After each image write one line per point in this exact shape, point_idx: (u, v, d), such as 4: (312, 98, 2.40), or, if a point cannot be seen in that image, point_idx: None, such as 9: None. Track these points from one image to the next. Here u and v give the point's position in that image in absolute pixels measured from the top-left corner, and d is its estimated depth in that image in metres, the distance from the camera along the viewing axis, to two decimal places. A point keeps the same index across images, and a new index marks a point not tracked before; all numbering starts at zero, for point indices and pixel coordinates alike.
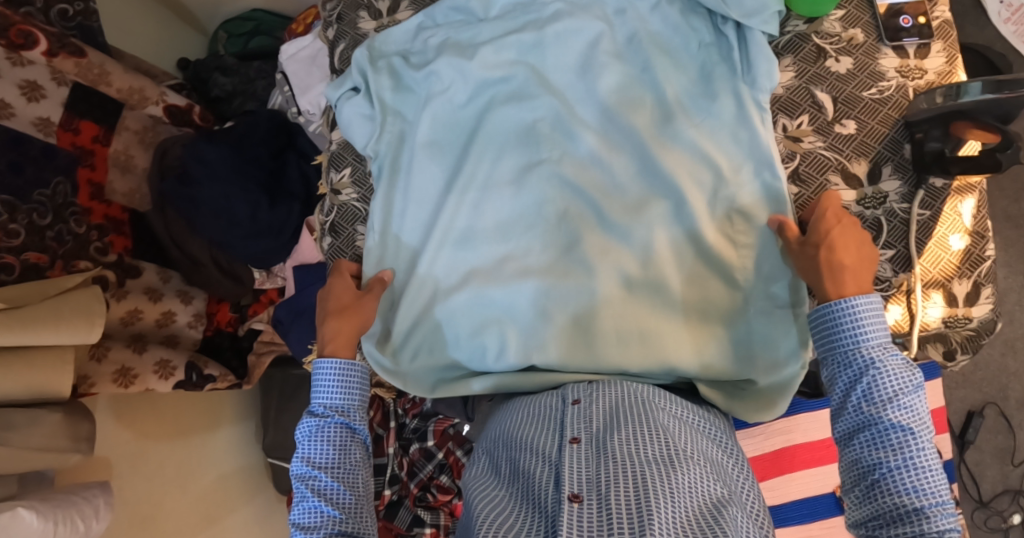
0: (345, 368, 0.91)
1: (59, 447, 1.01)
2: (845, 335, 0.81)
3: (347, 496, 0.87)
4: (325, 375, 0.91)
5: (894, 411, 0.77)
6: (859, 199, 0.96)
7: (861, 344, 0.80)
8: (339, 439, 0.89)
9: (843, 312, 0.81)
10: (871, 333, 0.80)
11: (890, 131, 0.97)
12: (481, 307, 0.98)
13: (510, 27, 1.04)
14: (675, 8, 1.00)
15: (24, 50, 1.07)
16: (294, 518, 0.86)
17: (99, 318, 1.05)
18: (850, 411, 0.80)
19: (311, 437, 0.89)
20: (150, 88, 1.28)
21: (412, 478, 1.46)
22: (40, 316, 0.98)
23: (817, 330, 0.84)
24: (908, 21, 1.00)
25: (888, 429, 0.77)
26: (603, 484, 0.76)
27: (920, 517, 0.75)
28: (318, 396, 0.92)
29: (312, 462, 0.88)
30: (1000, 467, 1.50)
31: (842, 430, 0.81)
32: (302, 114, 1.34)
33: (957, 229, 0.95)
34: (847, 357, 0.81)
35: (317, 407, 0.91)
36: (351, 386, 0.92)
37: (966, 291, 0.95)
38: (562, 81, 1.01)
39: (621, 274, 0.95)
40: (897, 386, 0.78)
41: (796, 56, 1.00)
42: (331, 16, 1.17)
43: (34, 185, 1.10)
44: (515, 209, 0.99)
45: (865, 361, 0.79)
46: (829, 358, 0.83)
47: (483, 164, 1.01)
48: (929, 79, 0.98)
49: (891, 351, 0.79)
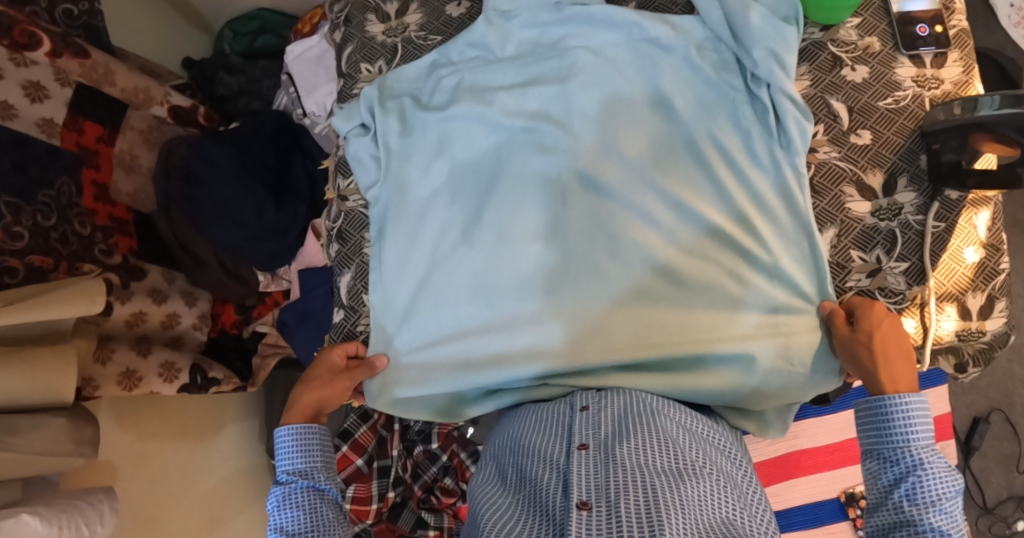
0: (302, 432, 0.93)
1: (62, 450, 1.00)
2: (895, 432, 0.81)
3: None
4: (284, 443, 0.93)
5: (935, 517, 0.76)
6: (874, 210, 0.95)
7: (907, 443, 0.80)
8: (309, 502, 0.90)
9: (893, 409, 0.81)
10: (919, 434, 0.80)
11: (906, 142, 0.95)
12: (495, 362, 0.96)
13: (529, 75, 1.03)
14: (707, 63, 0.99)
15: (26, 50, 1.05)
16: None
17: (100, 296, 1.03)
18: (889, 507, 0.80)
19: (281, 504, 0.90)
20: (155, 88, 1.28)
21: (416, 480, 1.45)
22: (39, 300, 0.96)
23: (865, 421, 0.84)
24: (925, 29, 0.98)
25: (927, 533, 0.76)
26: (613, 492, 0.75)
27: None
28: (281, 463, 0.93)
29: (283, 530, 0.88)
30: (1004, 474, 1.50)
31: (880, 522, 0.81)
32: (308, 115, 1.33)
33: (971, 241, 0.94)
34: (895, 454, 0.81)
35: (282, 475, 0.92)
36: (310, 448, 0.93)
37: (980, 304, 0.94)
38: (586, 131, 0.99)
39: (645, 332, 0.93)
40: (940, 491, 0.77)
41: (812, 64, 0.99)
42: (339, 18, 1.16)
43: (39, 186, 1.08)
44: (537, 262, 0.97)
45: (913, 461, 0.79)
46: (875, 451, 0.83)
47: (503, 214, 0.99)
48: (946, 88, 0.97)
49: (940, 455, 0.79)
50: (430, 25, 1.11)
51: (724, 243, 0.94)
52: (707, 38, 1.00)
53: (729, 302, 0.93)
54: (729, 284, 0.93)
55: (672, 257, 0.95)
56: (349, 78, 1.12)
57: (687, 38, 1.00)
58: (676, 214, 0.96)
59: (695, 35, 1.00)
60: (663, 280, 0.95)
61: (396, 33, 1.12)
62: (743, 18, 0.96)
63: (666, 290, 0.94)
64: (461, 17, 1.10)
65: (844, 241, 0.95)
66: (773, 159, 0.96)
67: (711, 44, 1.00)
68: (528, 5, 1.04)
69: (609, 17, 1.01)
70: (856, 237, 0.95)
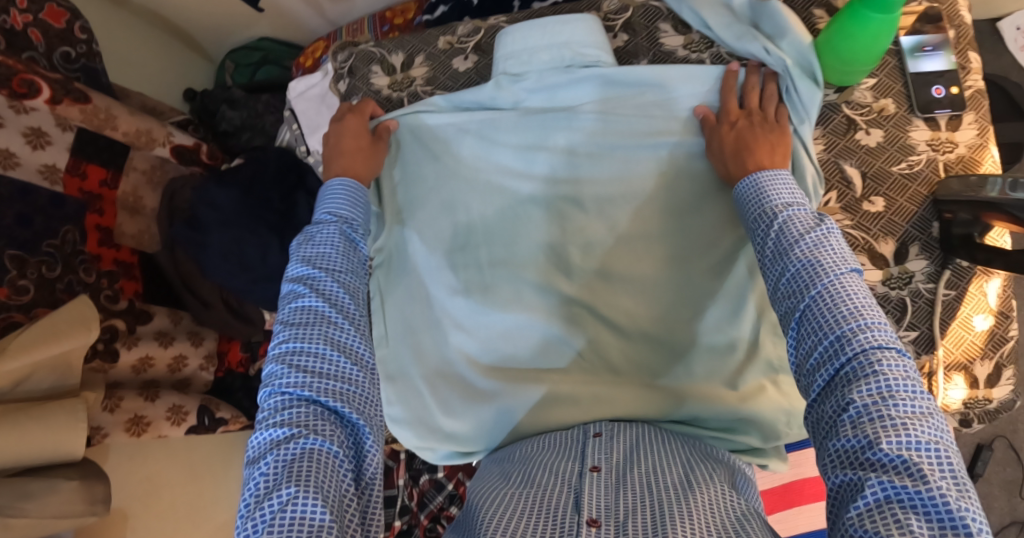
0: (357, 189, 0.96)
1: (75, 511, 1.01)
2: (756, 200, 0.79)
3: (350, 304, 0.83)
4: (339, 190, 0.94)
5: (799, 251, 0.71)
6: (885, 278, 0.95)
7: (768, 204, 0.78)
8: (345, 249, 0.88)
9: (748, 185, 0.81)
10: (778, 193, 0.78)
11: (919, 209, 0.95)
12: (497, 419, 0.95)
13: (538, 131, 1.03)
14: None
15: (26, 99, 1.05)
16: (285, 314, 0.81)
17: (93, 324, 1.04)
18: (766, 263, 0.75)
19: (313, 240, 0.88)
20: (156, 129, 1.25)
21: (423, 509, 1.37)
22: (31, 337, 0.97)
23: (739, 205, 0.83)
24: (940, 91, 0.97)
25: (795, 267, 0.70)
26: (623, 512, 0.75)
27: (841, 341, 0.65)
28: (329, 204, 0.93)
29: (309, 265, 0.85)
30: (1008, 499, 1.48)
31: (768, 284, 0.74)
32: (312, 154, 1.28)
33: (982, 309, 0.93)
34: (758, 219, 0.78)
35: (325, 214, 0.92)
36: (358, 204, 0.95)
37: (988, 372, 0.94)
38: (592, 197, 0.99)
39: (650, 394, 0.92)
40: (804, 227, 0.73)
41: (826, 127, 0.98)
42: (343, 68, 1.15)
43: (43, 236, 1.07)
44: (540, 329, 0.97)
45: (774, 218, 0.76)
46: (750, 233, 0.80)
47: (506, 277, 1.00)
48: (960, 153, 0.96)
49: (797, 205, 0.75)
50: (437, 79, 1.10)
51: (726, 311, 0.94)
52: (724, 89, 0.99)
53: (732, 367, 0.92)
54: (735, 353, 0.93)
55: (678, 328, 0.95)
56: None
57: (701, 95, 0.99)
58: (682, 274, 0.96)
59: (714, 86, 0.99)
60: (671, 354, 0.95)
61: (402, 87, 1.11)
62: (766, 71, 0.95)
63: (669, 360, 0.95)
64: (467, 72, 1.10)
65: None
66: None
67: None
68: (540, 66, 1.04)
69: (627, 77, 1.01)
70: None
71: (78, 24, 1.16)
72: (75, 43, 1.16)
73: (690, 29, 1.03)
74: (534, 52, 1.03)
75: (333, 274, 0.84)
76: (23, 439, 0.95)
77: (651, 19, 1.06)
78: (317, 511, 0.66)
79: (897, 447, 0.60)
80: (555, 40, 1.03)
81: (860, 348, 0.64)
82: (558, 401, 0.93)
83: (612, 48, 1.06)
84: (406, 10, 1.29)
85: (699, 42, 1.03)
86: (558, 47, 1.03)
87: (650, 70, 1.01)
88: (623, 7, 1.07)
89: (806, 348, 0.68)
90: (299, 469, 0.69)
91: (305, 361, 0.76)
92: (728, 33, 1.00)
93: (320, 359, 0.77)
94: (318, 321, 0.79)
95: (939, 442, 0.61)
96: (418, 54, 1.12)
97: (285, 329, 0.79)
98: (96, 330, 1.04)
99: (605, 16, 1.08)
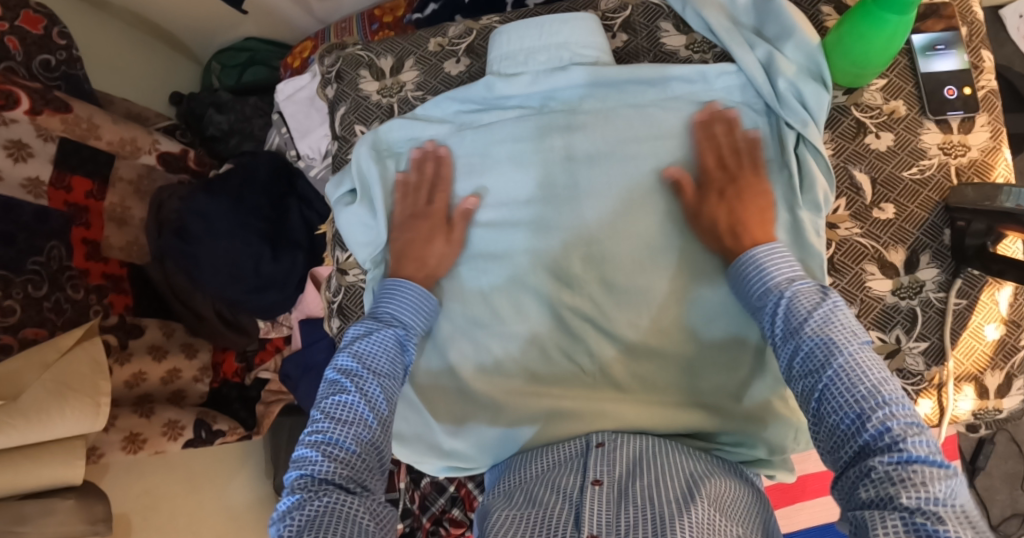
0: (424, 297, 0.93)
1: (74, 532, 0.98)
2: (762, 277, 0.80)
3: (387, 408, 0.81)
4: (406, 292, 0.92)
5: (812, 327, 0.71)
6: (895, 288, 0.92)
7: (771, 280, 0.79)
8: (393, 349, 0.86)
9: (749, 261, 0.81)
10: (781, 269, 0.79)
11: (930, 216, 0.92)
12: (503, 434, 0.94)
13: (536, 131, 0.99)
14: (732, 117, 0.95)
15: (5, 111, 1.01)
16: (324, 406, 0.80)
17: (104, 396, 1.01)
18: (776, 336, 0.75)
19: (369, 336, 0.86)
20: (142, 137, 1.22)
21: (424, 511, 1.34)
22: (42, 403, 0.94)
23: (738, 285, 0.84)
24: (953, 92, 0.94)
25: (805, 339, 0.71)
26: (624, 528, 0.75)
27: (857, 406, 0.66)
28: (390, 305, 0.91)
29: (359, 357, 0.83)
30: (1009, 492, 1.48)
31: (784, 364, 0.74)
32: (302, 158, 1.27)
33: (992, 318, 0.91)
34: (767, 297, 0.78)
35: (383, 312, 0.90)
36: (420, 311, 0.92)
37: (999, 383, 0.92)
38: (592, 212, 0.95)
39: (653, 410, 0.91)
40: (811, 300, 0.74)
41: (835, 130, 0.95)
42: (330, 72, 1.09)
43: (27, 253, 1.03)
44: (541, 345, 0.96)
45: (782, 296, 0.76)
46: (755, 308, 0.81)
47: (505, 286, 0.97)
48: (973, 156, 0.93)
49: (804, 280, 0.76)
50: (428, 83, 1.06)
51: (731, 325, 0.91)
52: (738, 85, 0.96)
53: (736, 380, 0.91)
54: (740, 362, 0.91)
55: (685, 340, 0.92)
56: (344, 142, 1.07)
57: (708, 94, 0.96)
58: (687, 285, 0.93)
59: (726, 89, 0.96)
60: (676, 368, 0.92)
61: (392, 93, 1.06)
62: (779, 70, 0.93)
63: (675, 378, 0.92)
64: (460, 75, 1.05)
65: (865, 321, 0.92)
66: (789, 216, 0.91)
67: (741, 90, 0.96)
68: (537, 67, 1.00)
69: (624, 79, 0.98)
70: (876, 317, 0.92)
71: (55, 30, 1.11)
72: (54, 49, 1.12)
73: (693, 29, 1.00)
74: (532, 52, 1.00)
75: (378, 376, 0.82)
76: (18, 475, 0.93)
77: (651, 18, 1.02)
78: None
79: (918, 509, 0.60)
80: (554, 40, 0.99)
81: (881, 427, 0.64)
82: (562, 416, 0.92)
83: (612, 48, 1.02)
84: (397, 8, 1.26)
85: (702, 42, 0.99)
86: (555, 49, 0.99)
87: (655, 68, 0.97)
88: (622, 5, 1.03)
89: (828, 427, 0.68)
90: (322, 525, 0.70)
91: (334, 449, 0.76)
92: (732, 35, 0.95)
93: (348, 449, 0.77)
94: (355, 419, 0.78)
95: (958, 500, 0.61)
96: (409, 57, 1.07)
97: (325, 419, 0.78)
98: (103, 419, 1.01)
99: (604, 15, 1.04)
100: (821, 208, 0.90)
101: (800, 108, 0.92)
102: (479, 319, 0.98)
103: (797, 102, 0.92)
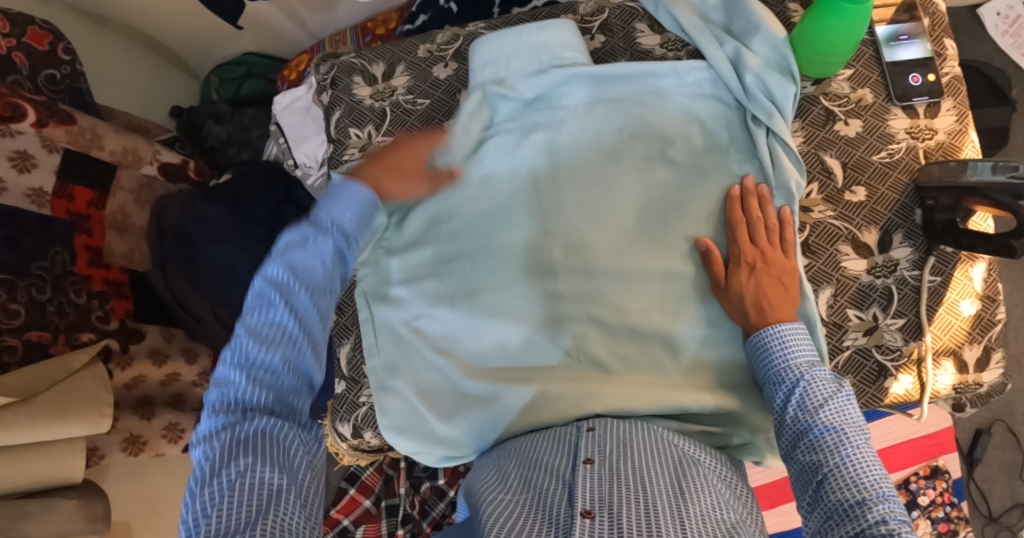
0: (372, 202, 0.84)
1: (74, 530, 1.00)
2: (778, 356, 0.82)
3: (319, 326, 0.73)
4: (353, 198, 0.83)
5: (823, 414, 0.75)
6: (870, 268, 0.95)
7: (788, 362, 0.81)
8: (331, 261, 0.77)
9: (769, 336, 0.84)
10: (799, 352, 0.82)
11: (901, 197, 0.95)
12: (491, 421, 0.95)
13: (521, 127, 1.03)
14: (705, 108, 0.99)
15: (12, 122, 1.06)
16: (250, 323, 0.71)
17: (107, 408, 1.05)
18: (788, 419, 0.79)
19: (302, 241, 0.77)
20: (143, 147, 1.27)
21: (424, 517, 1.32)
22: (49, 412, 0.98)
23: (755, 355, 0.86)
24: (917, 79, 0.98)
25: (819, 430, 0.75)
26: (616, 504, 0.74)
27: (862, 504, 0.70)
28: (340, 209, 0.81)
29: (291, 269, 0.74)
30: (1008, 483, 1.43)
31: (787, 443, 0.78)
32: (300, 167, 1.34)
33: (968, 294, 0.94)
34: (780, 377, 0.81)
35: (326, 217, 0.80)
36: (366, 220, 0.83)
37: (977, 356, 0.94)
38: (572, 200, 0.99)
39: (630, 383, 0.93)
40: (826, 392, 0.77)
41: (804, 119, 0.99)
42: (325, 80, 1.15)
43: (32, 258, 1.06)
44: (528, 335, 0.98)
45: (796, 378, 0.80)
46: (767, 384, 0.84)
47: (490, 276, 1.00)
48: (940, 139, 0.97)
49: (821, 367, 0.80)
50: (418, 88, 1.10)
51: (705, 312, 0.94)
52: (708, 80, 1.00)
53: (714, 358, 0.93)
54: (718, 341, 0.94)
55: (663, 324, 0.95)
56: (339, 144, 1.11)
57: (683, 87, 1.00)
58: (668, 273, 0.95)
59: (698, 83, 1.00)
60: (657, 347, 0.94)
61: (384, 96, 1.10)
62: (746, 63, 0.97)
63: (656, 358, 0.94)
64: (449, 79, 1.09)
65: (841, 300, 0.95)
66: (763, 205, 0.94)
67: (712, 84, 1.00)
68: (518, 70, 1.04)
69: (609, 77, 1.01)
70: (852, 296, 0.95)
71: (60, 45, 1.16)
72: (59, 64, 1.17)
73: (666, 28, 1.04)
74: (512, 57, 1.04)
75: (310, 288, 0.74)
76: (21, 469, 0.96)
77: (627, 20, 1.06)
78: (275, 478, 0.64)
79: None
80: (531, 43, 1.04)
81: (877, 520, 0.68)
82: (550, 400, 0.93)
83: (589, 49, 1.06)
84: (388, 19, 1.32)
85: (675, 41, 1.03)
86: (534, 52, 1.03)
87: (633, 64, 1.01)
88: (599, 9, 1.08)
89: (822, 511, 0.73)
90: (256, 448, 0.65)
91: (263, 375, 0.69)
92: (701, 33, 1.00)
93: (280, 379, 0.69)
94: (285, 341, 0.70)
95: None
96: (399, 63, 1.12)
97: (248, 341, 0.70)
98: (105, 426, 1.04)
99: (583, 18, 1.08)
100: (792, 195, 0.93)
101: (767, 100, 0.96)
102: (468, 310, 1.00)
103: (765, 94, 0.97)
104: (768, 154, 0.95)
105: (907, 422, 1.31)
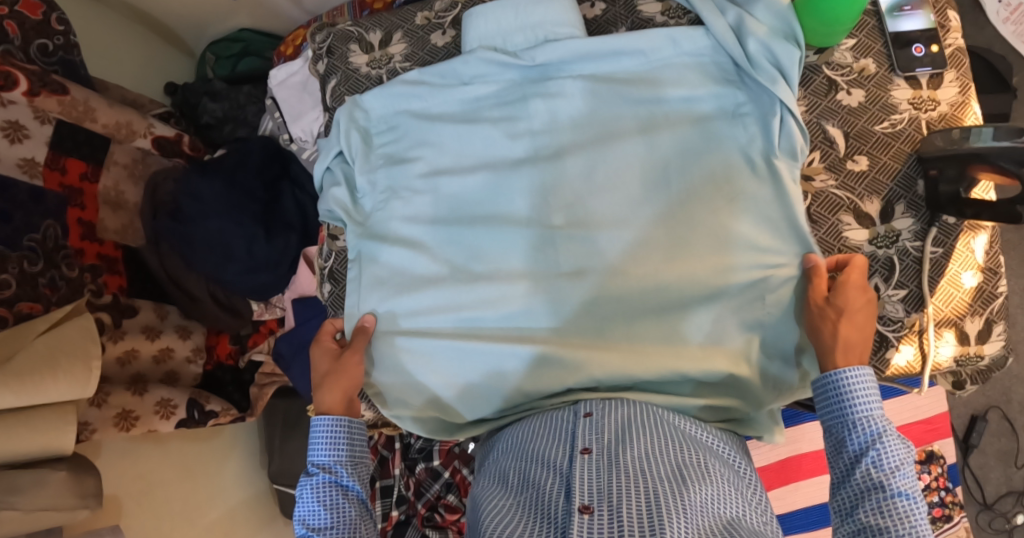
0: (339, 424, 0.91)
1: (66, 505, 0.98)
2: (851, 403, 0.81)
3: None
4: (321, 432, 0.91)
5: (900, 480, 0.76)
6: (871, 238, 0.94)
7: (867, 416, 0.80)
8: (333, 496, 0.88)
9: (848, 382, 0.81)
10: (874, 407, 0.80)
11: (903, 167, 0.95)
12: (494, 385, 0.95)
13: (519, 96, 1.02)
14: (708, 76, 0.98)
15: (3, 90, 1.04)
16: None
17: (95, 361, 1.02)
18: (857, 476, 0.78)
19: (303, 496, 0.88)
20: (137, 121, 1.24)
21: (420, 497, 1.30)
22: (35, 366, 0.95)
23: (821, 397, 0.84)
24: (920, 49, 0.97)
25: (893, 496, 0.76)
26: (615, 496, 0.73)
27: None
28: (316, 453, 0.91)
29: (308, 525, 0.87)
30: (1003, 470, 1.43)
31: (846, 499, 0.79)
32: (295, 141, 1.32)
33: (969, 266, 0.93)
34: (853, 426, 0.80)
35: (313, 464, 0.91)
36: (345, 439, 0.91)
37: (978, 329, 0.94)
38: (576, 167, 0.98)
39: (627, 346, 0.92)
40: (901, 457, 0.77)
41: (807, 88, 0.98)
42: (321, 49, 1.14)
43: (24, 231, 1.04)
44: (529, 300, 0.96)
45: (874, 433, 0.79)
46: (832, 429, 0.83)
47: (495, 240, 0.98)
48: (942, 110, 0.96)
49: (894, 426, 0.79)
50: (415, 55, 1.09)
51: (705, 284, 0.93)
52: (708, 47, 0.98)
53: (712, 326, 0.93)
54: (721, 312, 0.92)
55: (663, 291, 0.94)
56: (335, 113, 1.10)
57: (688, 54, 0.99)
58: (667, 242, 0.94)
59: (697, 51, 0.99)
60: (658, 314, 0.93)
61: (380, 64, 1.10)
62: (751, 31, 0.95)
63: (657, 325, 0.93)
64: (446, 47, 1.08)
65: None
66: (770, 176, 0.94)
67: (712, 51, 0.98)
68: (514, 48, 1.02)
69: (609, 51, 1.00)
70: None
71: (54, 16, 1.15)
72: (51, 35, 1.15)
73: None
74: (507, 35, 1.02)
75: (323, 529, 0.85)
76: (11, 440, 0.93)
77: None
78: None
79: None
80: (528, 21, 1.02)
81: None
82: (546, 364, 0.92)
83: (589, 18, 1.06)
84: None
85: (677, 9, 1.02)
86: (530, 29, 1.02)
87: (637, 36, 0.99)
88: None
89: None
90: None
91: None
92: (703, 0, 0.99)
93: None
94: None
95: None
96: (396, 31, 1.11)
97: None
98: (94, 387, 1.02)
99: None
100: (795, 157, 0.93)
101: (772, 67, 0.95)
102: (473, 278, 0.98)
103: (770, 59, 0.95)
104: (773, 122, 0.94)
105: (905, 405, 1.29)
